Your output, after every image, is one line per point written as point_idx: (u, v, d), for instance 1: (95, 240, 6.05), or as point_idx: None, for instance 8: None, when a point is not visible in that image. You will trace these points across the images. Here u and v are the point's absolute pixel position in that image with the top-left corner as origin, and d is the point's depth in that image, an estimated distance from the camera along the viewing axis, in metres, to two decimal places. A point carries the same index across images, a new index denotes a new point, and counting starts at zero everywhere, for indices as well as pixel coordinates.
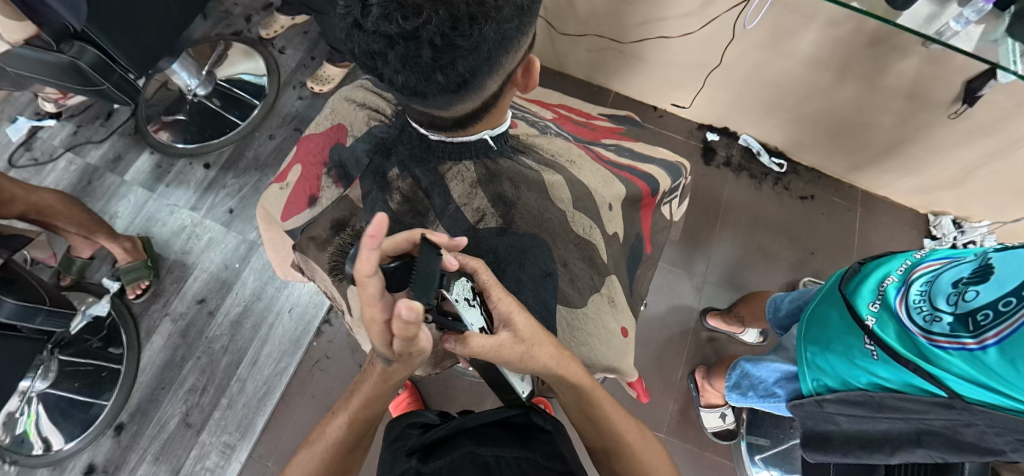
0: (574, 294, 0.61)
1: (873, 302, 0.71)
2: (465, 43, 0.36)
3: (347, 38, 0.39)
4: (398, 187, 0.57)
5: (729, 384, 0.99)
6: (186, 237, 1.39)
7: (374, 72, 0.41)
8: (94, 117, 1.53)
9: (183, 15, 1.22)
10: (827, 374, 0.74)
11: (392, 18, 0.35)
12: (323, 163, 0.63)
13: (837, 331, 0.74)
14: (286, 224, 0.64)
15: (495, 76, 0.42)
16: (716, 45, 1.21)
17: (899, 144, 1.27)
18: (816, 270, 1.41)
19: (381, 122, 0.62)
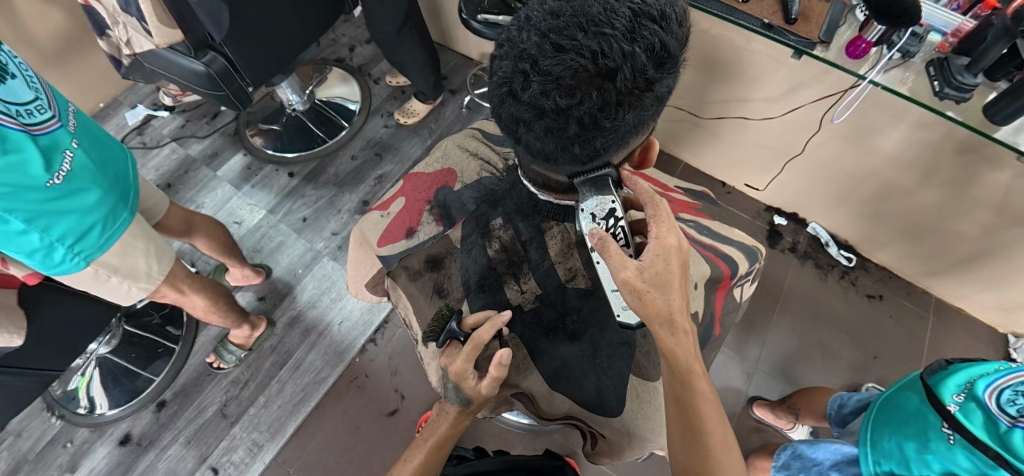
0: (648, 367, 0.62)
1: (957, 393, 0.68)
2: (608, 125, 0.40)
3: (497, 102, 0.44)
4: (498, 236, 0.61)
5: (777, 465, 0.91)
6: (259, 237, 1.48)
7: (514, 134, 0.45)
8: (202, 115, 1.70)
9: (304, 38, 1.32)
10: (892, 457, 0.69)
11: (551, 97, 0.38)
12: (427, 200, 0.69)
13: (913, 415, 0.70)
14: (381, 250, 0.69)
15: (620, 150, 0.46)
16: (797, 131, 1.22)
17: (982, 256, 1.20)
18: (880, 377, 1.31)
19: (492, 175, 0.68)
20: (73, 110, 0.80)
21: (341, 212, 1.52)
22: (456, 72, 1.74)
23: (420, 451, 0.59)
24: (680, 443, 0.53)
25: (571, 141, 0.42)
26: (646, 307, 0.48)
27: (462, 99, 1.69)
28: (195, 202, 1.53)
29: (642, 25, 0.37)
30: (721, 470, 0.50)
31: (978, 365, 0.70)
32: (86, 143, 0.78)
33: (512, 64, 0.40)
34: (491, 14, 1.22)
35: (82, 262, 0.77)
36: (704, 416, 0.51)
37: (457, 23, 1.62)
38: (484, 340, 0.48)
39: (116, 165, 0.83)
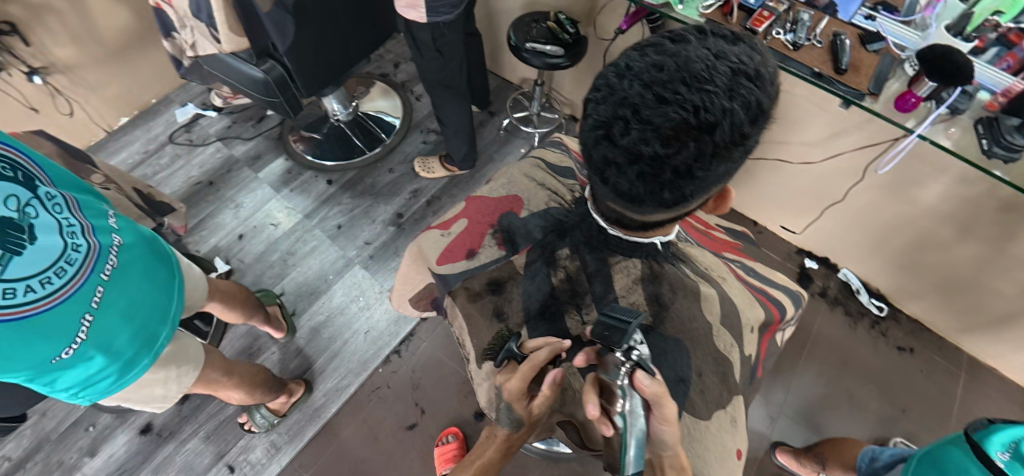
0: (700, 406, 0.56)
1: (1004, 451, 0.67)
2: (700, 173, 0.42)
3: (588, 143, 0.46)
4: (564, 266, 0.61)
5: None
6: (293, 240, 1.52)
7: (601, 174, 0.47)
8: (248, 118, 1.77)
9: (357, 54, 1.38)
10: None
11: (651, 144, 0.40)
12: (491, 224, 0.71)
13: (957, 470, 0.69)
14: (440, 268, 0.71)
15: (701, 197, 0.47)
16: (837, 178, 1.22)
17: (1019, 316, 1.18)
18: (908, 432, 1.28)
19: (560, 206, 0.71)
20: (116, 245, 0.74)
21: (376, 222, 1.55)
22: (497, 94, 1.79)
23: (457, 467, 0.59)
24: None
25: (663, 186, 0.44)
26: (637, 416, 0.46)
27: (500, 121, 1.73)
28: (234, 201, 1.58)
29: (741, 84, 0.39)
30: None
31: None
32: (115, 288, 0.71)
33: (611, 109, 0.42)
34: (539, 43, 1.29)
35: (89, 400, 0.73)
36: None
37: (502, 48, 1.67)
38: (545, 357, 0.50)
39: (149, 300, 0.76)
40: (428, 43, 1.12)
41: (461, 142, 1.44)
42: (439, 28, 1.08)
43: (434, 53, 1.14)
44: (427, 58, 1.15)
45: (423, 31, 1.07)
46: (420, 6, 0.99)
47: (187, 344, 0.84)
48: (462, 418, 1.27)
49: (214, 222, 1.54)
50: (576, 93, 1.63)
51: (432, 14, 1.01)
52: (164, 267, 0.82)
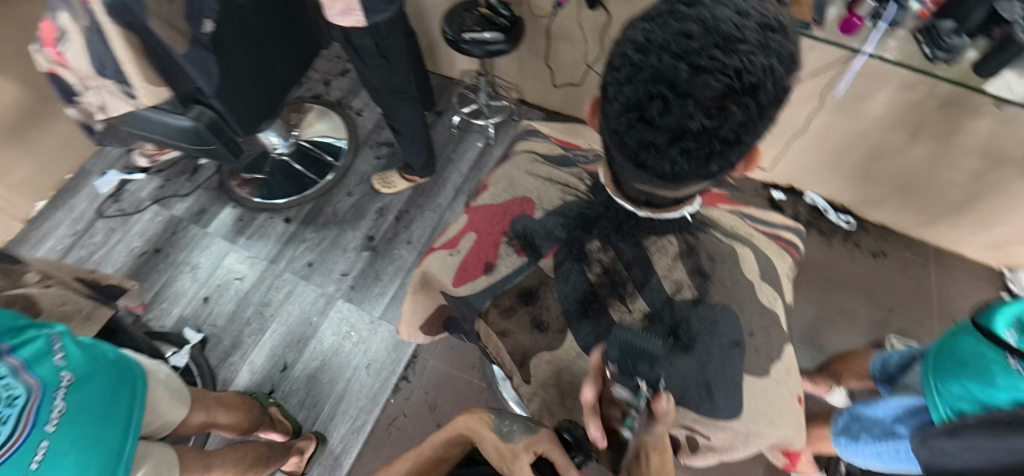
0: (756, 365, 0.58)
1: (1011, 330, 0.71)
2: (748, 137, 0.41)
3: (619, 129, 0.44)
4: (597, 259, 0.59)
5: (836, 430, 0.96)
6: (265, 289, 1.42)
7: (636, 160, 0.45)
8: (181, 172, 1.62)
9: (287, 81, 1.27)
10: (965, 398, 0.74)
11: (697, 118, 0.39)
12: (504, 231, 0.65)
13: (975, 359, 0.74)
14: (458, 290, 0.66)
15: (738, 161, 0.47)
16: (797, 110, 1.26)
17: (971, 200, 1.28)
18: (899, 329, 1.37)
19: (577, 199, 0.64)
20: (64, 385, 0.61)
21: (348, 251, 1.47)
22: (440, 93, 1.73)
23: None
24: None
25: (709, 158, 0.43)
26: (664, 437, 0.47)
27: (450, 119, 1.67)
28: (188, 264, 1.46)
29: (772, 38, 0.38)
30: None
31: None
32: (65, 439, 0.58)
33: (644, 89, 0.40)
34: (476, 31, 1.24)
35: None
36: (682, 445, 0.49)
37: (436, 43, 1.61)
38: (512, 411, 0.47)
39: (106, 441, 0.62)
40: (366, 51, 1.05)
41: (419, 148, 1.38)
42: (375, 33, 1.01)
43: (378, 58, 1.07)
44: (372, 65, 1.09)
45: (364, 37, 1.01)
46: (356, 9, 0.93)
47: (160, 461, 0.72)
48: None
49: (172, 291, 1.42)
50: (520, 76, 1.60)
51: (368, 12, 0.94)
52: (125, 395, 0.68)
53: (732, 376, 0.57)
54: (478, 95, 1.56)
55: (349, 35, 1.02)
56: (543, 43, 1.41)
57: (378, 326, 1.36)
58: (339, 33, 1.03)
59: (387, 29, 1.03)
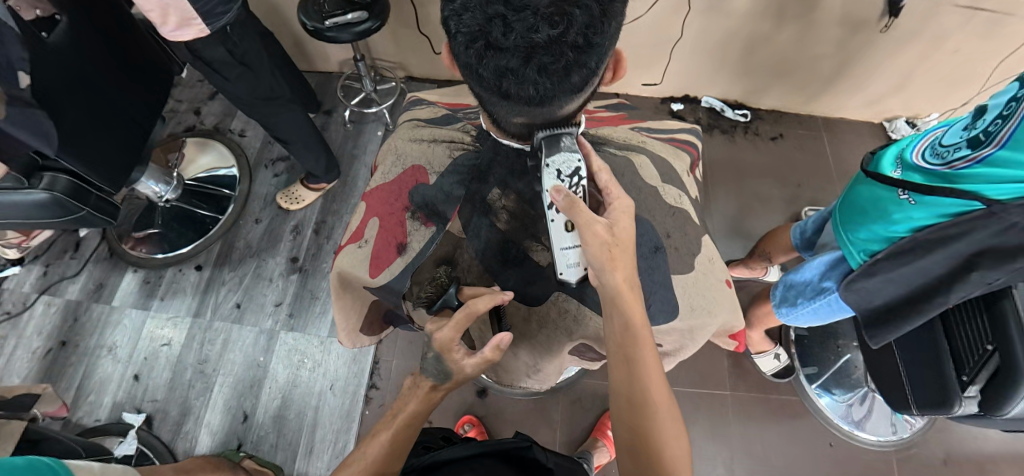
0: (681, 265, 0.64)
1: (896, 170, 0.80)
2: (598, 39, 0.42)
3: (473, 62, 0.44)
4: (502, 206, 0.64)
5: (778, 303, 1.07)
6: (199, 346, 1.30)
7: (500, 90, 0.46)
8: (62, 250, 1.41)
9: (150, 121, 1.13)
10: (874, 240, 0.80)
11: (541, 29, 0.39)
12: (405, 205, 0.64)
13: (875, 203, 0.81)
14: (377, 281, 0.62)
15: (601, 71, 0.48)
16: (664, 21, 1.29)
17: (841, 67, 1.39)
18: (810, 200, 1.50)
19: (465, 151, 0.66)
20: None
21: (275, 280, 1.38)
22: (323, 91, 1.63)
23: (387, 428, 0.58)
24: (618, 380, 0.56)
25: (568, 70, 0.43)
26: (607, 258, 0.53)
27: (342, 115, 1.58)
28: (104, 347, 1.29)
29: None
30: (664, 431, 0.54)
31: (898, 146, 0.83)
32: None
33: (482, 13, 0.40)
34: (338, 15, 1.16)
35: None
36: (642, 353, 0.54)
37: (303, 39, 1.49)
38: (485, 308, 0.54)
39: None
40: (221, 63, 0.94)
41: (316, 152, 1.28)
42: (224, 40, 0.91)
43: (237, 68, 0.97)
44: (233, 78, 0.99)
45: (212, 47, 0.91)
46: (194, 19, 0.82)
47: None
48: (468, 404, 1.24)
49: (95, 381, 1.26)
50: (400, 53, 1.53)
51: (206, 17, 0.84)
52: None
53: (658, 278, 0.62)
54: (362, 83, 1.48)
55: (195, 50, 0.91)
56: (414, 14, 1.34)
57: (329, 345, 1.29)
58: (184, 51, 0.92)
59: (236, 32, 0.93)
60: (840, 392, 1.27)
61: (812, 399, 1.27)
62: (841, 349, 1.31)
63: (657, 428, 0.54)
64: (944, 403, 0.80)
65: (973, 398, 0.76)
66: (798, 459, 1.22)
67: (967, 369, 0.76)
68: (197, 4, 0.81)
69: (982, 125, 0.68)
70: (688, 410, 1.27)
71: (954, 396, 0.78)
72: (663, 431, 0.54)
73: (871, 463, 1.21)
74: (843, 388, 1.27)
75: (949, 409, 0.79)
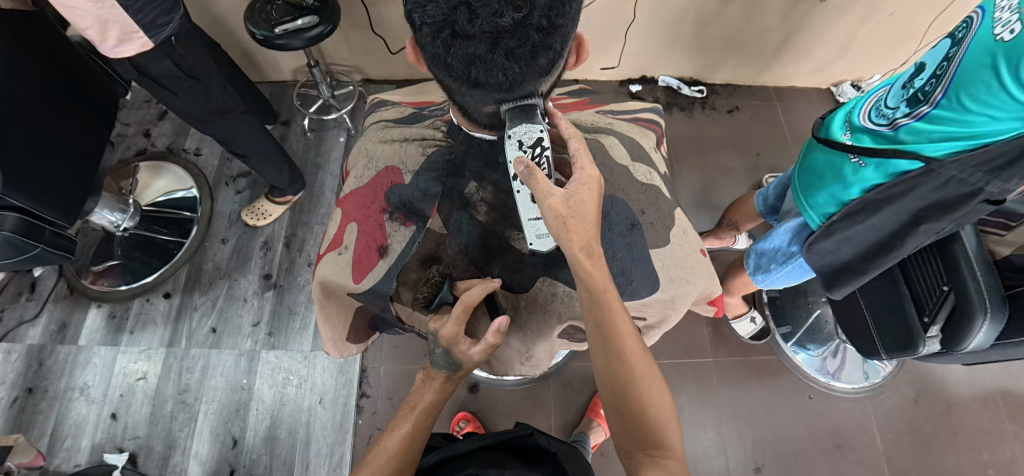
0: (655, 237, 0.66)
1: (845, 133, 0.83)
2: (562, 21, 0.42)
3: (440, 52, 0.44)
4: (480, 199, 0.64)
5: (751, 270, 1.10)
6: (177, 376, 1.25)
7: (469, 79, 0.46)
8: (16, 293, 1.32)
9: (97, 147, 1.07)
10: (830, 204, 0.85)
11: (506, 13, 0.40)
12: (382, 208, 0.64)
13: (828, 168, 0.84)
14: (362, 286, 0.62)
15: (564, 53, 0.49)
16: (616, 6, 1.30)
17: (787, 38, 1.45)
18: (769, 167, 1.57)
19: (439, 147, 0.67)
20: None
21: (249, 299, 1.34)
22: (279, 101, 1.58)
23: (405, 419, 0.59)
24: (603, 365, 0.56)
25: (534, 53, 0.44)
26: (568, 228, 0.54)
27: (302, 124, 1.54)
28: (75, 389, 1.23)
29: None
30: (642, 386, 0.55)
31: (844, 110, 0.87)
32: None
33: (445, 3, 0.40)
34: (287, 21, 1.13)
35: None
36: (623, 334, 0.55)
37: (252, 50, 1.44)
38: (479, 297, 0.54)
39: None
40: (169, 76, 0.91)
41: (279, 164, 1.25)
42: (171, 52, 0.88)
43: (186, 81, 0.93)
44: (182, 92, 0.95)
45: (158, 62, 0.87)
46: (136, 32, 0.79)
47: None
48: (462, 401, 1.24)
49: (68, 426, 1.19)
50: (356, 56, 1.50)
51: (148, 29, 0.80)
52: None
53: (637, 254, 0.65)
54: (320, 89, 1.45)
55: (140, 68, 0.87)
56: (366, 15, 1.32)
57: (313, 359, 1.27)
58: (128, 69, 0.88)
59: (182, 44, 0.89)
60: (815, 347, 1.34)
61: (789, 357, 1.33)
62: (811, 306, 1.38)
63: (637, 385, 0.55)
64: (911, 344, 0.85)
65: (936, 338, 0.81)
66: (782, 414, 1.28)
67: (928, 311, 0.81)
68: (137, 16, 0.77)
69: (918, 83, 0.71)
70: (675, 380, 1.31)
71: (919, 338, 0.83)
72: (644, 387, 0.55)
73: (847, 409, 1.28)
74: (817, 342, 1.34)
75: (915, 349, 0.85)
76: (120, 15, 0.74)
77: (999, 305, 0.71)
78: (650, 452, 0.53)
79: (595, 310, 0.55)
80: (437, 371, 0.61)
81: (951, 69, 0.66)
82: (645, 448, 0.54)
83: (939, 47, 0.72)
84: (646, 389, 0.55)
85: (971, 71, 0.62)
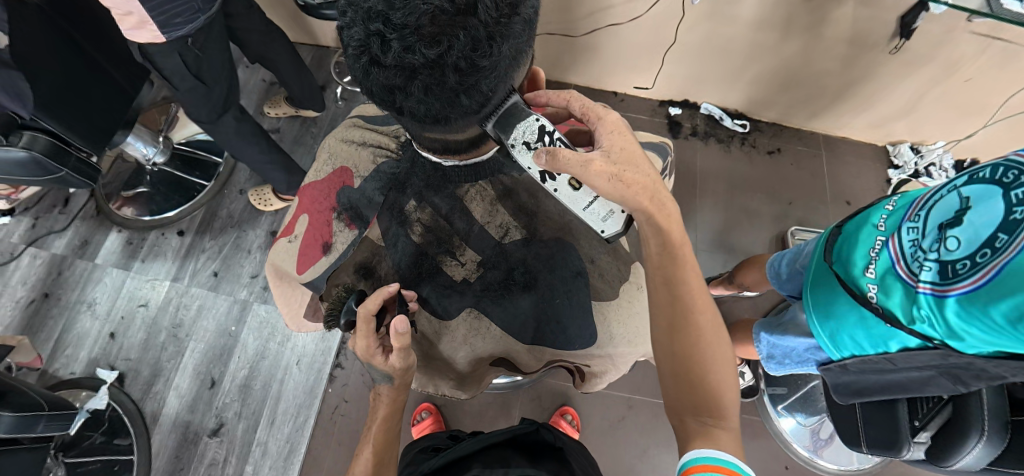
0: (606, 288, 0.69)
1: (868, 268, 0.73)
2: (486, 62, 0.42)
3: (363, 76, 0.45)
4: (417, 219, 0.67)
5: (762, 356, 1.00)
6: (174, 310, 1.32)
7: (394, 105, 0.47)
8: (51, 205, 1.42)
9: (131, 84, 1.12)
10: (846, 344, 0.77)
11: (418, 50, 0.40)
12: (331, 207, 0.68)
13: (844, 306, 0.75)
14: (303, 276, 0.68)
15: (505, 92, 0.48)
16: (663, 23, 1.24)
17: (847, 86, 1.34)
18: (798, 218, 1.50)
19: (388, 158, 0.68)
20: None
21: (253, 252, 1.40)
22: (318, 66, 1.62)
23: (367, 446, 0.62)
24: (665, 327, 0.55)
25: (457, 93, 0.44)
26: (629, 186, 0.51)
27: (335, 92, 1.58)
28: (84, 302, 1.32)
29: None
30: (705, 355, 0.53)
31: (869, 234, 0.76)
32: None
33: (363, 29, 0.41)
34: None
35: None
36: (692, 293, 0.54)
37: (299, 13, 1.47)
38: (374, 308, 0.52)
39: None
40: (184, 71, 0.91)
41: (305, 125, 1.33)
42: (187, 53, 0.87)
43: (190, 81, 0.92)
44: (195, 87, 0.95)
45: (168, 57, 0.86)
46: (149, 22, 0.77)
47: None
48: (428, 393, 1.25)
49: (73, 335, 1.29)
50: None
51: (164, 26, 0.79)
52: None
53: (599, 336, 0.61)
54: None
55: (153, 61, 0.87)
56: None
57: None
58: (135, 49, 0.86)
59: (192, 55, 0.89)
60: (802, 417, 1.26)
61: (774, 421, 1.26)
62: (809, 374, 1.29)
63: (703, 354, 0.54)
64: (893, 446, 0.78)
65: (922, 445, 0.75)
66: None
67: (920, 415, 0.75)
68: (152, 12, 0.76)
69: (952, 247, 0.62)
70: None
71: (904, 441, 0.77)
72: (708, 356, 0.54)
73: None
74: (807, 413, 1.26)
75: (897, 452, 0.78)
76: (135, 7, 0.74)
77: (999, 430, 0.64)
78: (704, 418, 0.52)
79: (665, 264, 0.55)
80: (383, 388, 0.62)
81: (1000, 262, 0.57)
82: (698, 414, 0.53)
83: (990, 201, 0.60)
84: (710, 359, 0.54)
85: (1010, 288, 0.55)
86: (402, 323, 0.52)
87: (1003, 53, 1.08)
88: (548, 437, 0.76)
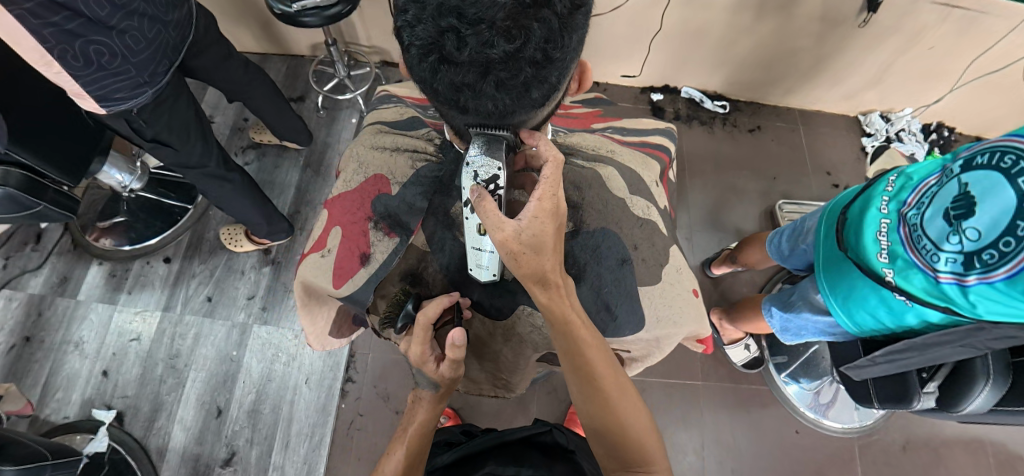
0: (645, 272, 0.71)
1: (881, 254, 0.74)
2: (559, 54, 0.43)
3: (428, 75, 0.45)
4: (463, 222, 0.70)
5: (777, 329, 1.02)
6: (169, 341, 1.27)
7: (459, 103, 0.48)
8: (22, 242, 1.34)
9: None
10: (868, 321, 0.80)
11: (496, 45, 0.40)
12: (367, 217, 0.68)
13: (865, 290, 0.77)
14: (341, 291, 0.66)
15: (564, 82, 0.50)
16: (643, 10, 1.26)
17: (822, 61, 1.39)
18: (783, 191, 1.55)
19: (428, 162, 0.72)
20: None
21: (246, 273, 1.35)
22: (294, 76, 1.57)
23: (399, 444, 0.60)
24: (577, 390, 0.57)
25: (528, 85, 0.45)
26: (521, 266, 0.54)
27: (315, 101, 1.54)
28: (70, 342, 1.25)
29: None
30: (618, 409, 0.56)
31: (871, 220, 0.76)
32: None
33: (433, 27, 0.40)
34: None
35: None
36: (591, 357, 0.56)
37: (270, 22, 1.43)
38: (434, 314, 0.53)
39: None
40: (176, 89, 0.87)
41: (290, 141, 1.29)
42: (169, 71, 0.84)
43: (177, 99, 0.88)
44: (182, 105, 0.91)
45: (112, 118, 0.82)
46: (85, 94, 0.73)
47: None
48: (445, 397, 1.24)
49: (61, 377, 1.22)
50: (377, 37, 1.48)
51: (102, 100, 0.74)
52: None
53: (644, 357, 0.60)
54: (335, 68, 1.42)
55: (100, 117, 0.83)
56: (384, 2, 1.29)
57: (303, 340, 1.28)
58: None
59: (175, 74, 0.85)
60: (807, 382, 1.31)
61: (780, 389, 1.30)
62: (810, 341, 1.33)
63: (617, 409, 0.56)
64: (904, 398, 0.82)
65: (932, 395, 0.79)
66: (765, 446, 1.26)
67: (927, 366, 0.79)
68: (88, 87, 0.71)
69: (971, 237, 0.63)
70: (661, 399, 1.30)
71: (915, 392, 0.79)
72: (620, 410, 0.56)
73: (834, 448, 1.26)
74: (811, 377, 1.31)
75: (910, 402, 0.81)
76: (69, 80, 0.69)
77: (1002, 372, 0.70)
78: (636, 468, 0.54)
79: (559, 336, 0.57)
80: (424, 391, 0.63)
81: None
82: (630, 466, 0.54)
83: (999, 192, 0.61)
84: (626, 409, 0.56)
85: None
86: (458, 335, 0.52)
87: (962, 20, 1.15)
88: (561, 439, 0.74)
